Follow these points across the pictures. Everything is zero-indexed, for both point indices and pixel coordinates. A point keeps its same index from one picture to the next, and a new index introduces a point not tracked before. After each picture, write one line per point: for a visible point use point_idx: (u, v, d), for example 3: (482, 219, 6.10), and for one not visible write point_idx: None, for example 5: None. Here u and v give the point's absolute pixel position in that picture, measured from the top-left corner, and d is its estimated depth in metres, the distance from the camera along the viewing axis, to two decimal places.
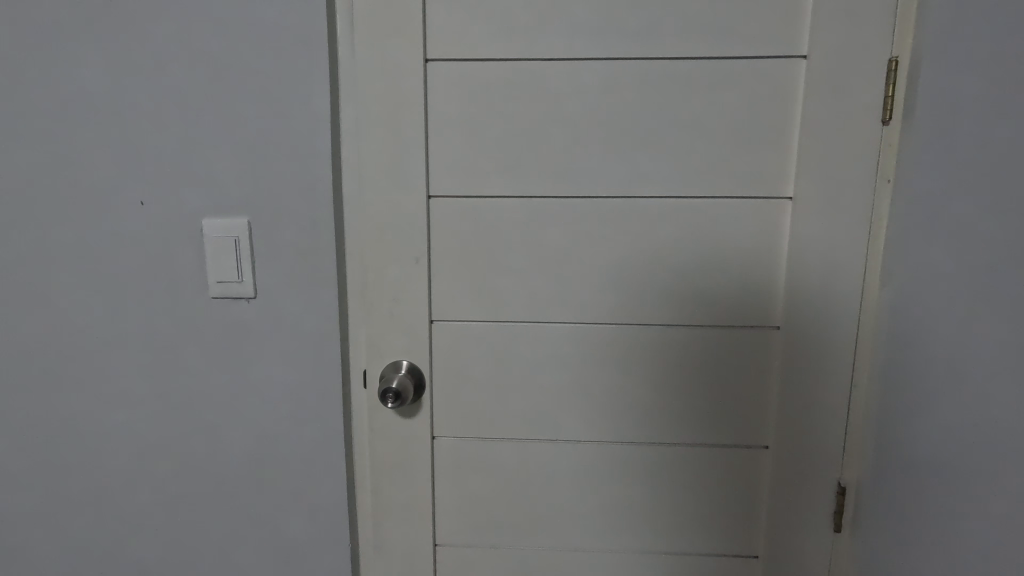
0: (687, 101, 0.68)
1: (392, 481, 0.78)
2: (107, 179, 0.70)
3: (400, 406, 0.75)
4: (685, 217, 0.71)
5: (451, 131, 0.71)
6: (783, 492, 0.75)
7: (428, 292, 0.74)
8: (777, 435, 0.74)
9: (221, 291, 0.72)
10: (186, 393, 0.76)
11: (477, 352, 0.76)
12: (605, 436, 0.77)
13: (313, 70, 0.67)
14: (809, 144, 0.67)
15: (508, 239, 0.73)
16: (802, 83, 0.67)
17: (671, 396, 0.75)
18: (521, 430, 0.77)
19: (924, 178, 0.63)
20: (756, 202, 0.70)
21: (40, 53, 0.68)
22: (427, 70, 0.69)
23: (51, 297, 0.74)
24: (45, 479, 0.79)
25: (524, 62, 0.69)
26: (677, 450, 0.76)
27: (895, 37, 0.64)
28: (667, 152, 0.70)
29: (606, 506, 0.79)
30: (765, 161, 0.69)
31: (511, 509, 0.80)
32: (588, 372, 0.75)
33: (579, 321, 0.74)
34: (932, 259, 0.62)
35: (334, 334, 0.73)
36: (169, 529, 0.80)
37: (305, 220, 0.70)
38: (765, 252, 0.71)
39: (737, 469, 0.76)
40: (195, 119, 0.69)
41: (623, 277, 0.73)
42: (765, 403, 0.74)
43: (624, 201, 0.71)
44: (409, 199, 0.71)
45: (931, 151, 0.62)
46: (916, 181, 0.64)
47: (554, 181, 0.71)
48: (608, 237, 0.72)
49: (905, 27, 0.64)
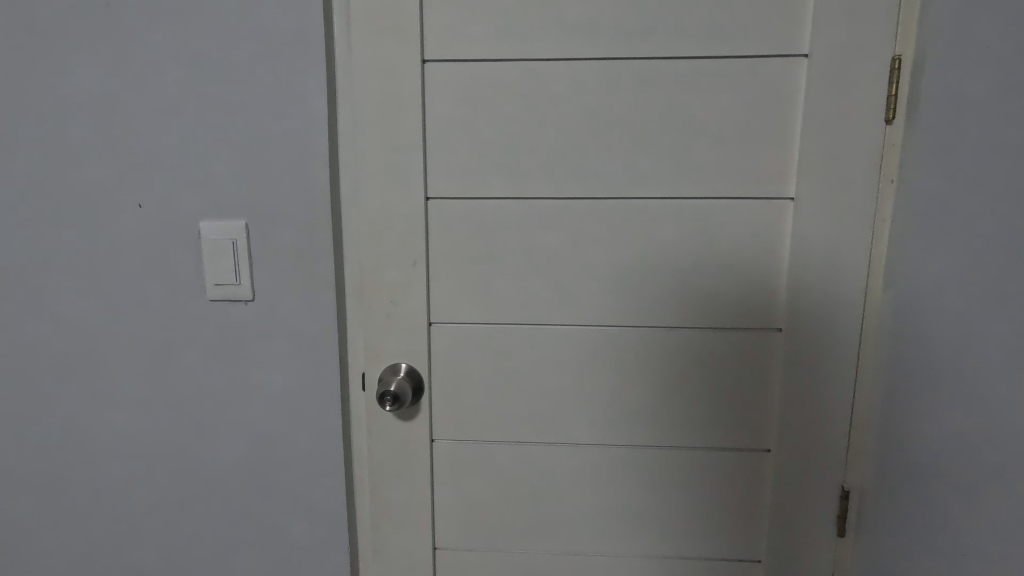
0: (686, 101, 0.68)
1: (390, 485, 0.78)
2: (104, 183, 0.70)
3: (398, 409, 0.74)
4: (685, 219, 0.70)
5: (449, 132, 0.70)
6: (785, 497, 0.74)
7: (426, 294, 0.73)
8: (778, 438, 0.73)
9: (218, 294, 0.72)
10: (184, 396, 0.75)
11: (475, 354, 0.75)
12: (605, 439, 0.76)
13: (310, 72, 0.67)
14: (810, 145, 0.67)
15: (506, 241, 0.72)
16: (803, 83, 0.66)
17: (672, 399, 0.75)
18: (520, 433, 0.77)
19: (927, 178, 0.62)
20: (756, 203, 0.69)
21: (37, 55, 0.68)
22: (423, 71, 0.69)
23: (49, 300, 0.74)
24: (44, 482, 0.79)
25: (521, 62, 0.68)
26: (678, 453, 0.76)
27: (897, 35, 0.63)
28: (667, 153, 0.69)
29: (607, 509, 0.78)
30: (765, 162, 0.68)
31: (511, 512, 0.79)
32: (587, 375, 0.75)
33: (579, 323, 0.74)
34: (935, 260, 0.61)
35: (332, 336, 0.73)
36: (168, 532, 0.80)
37: (302, 222, 0.70)
38: (766, 254, 0.70)
39: (738, 473, 0.75)
40: (191, 121, 0.69)
41: (622, 279, 0.72)
42: (767, 406, 0.74)
43: (624, 202, 0.70)
44: (406, 201, 0.71)
45: (934, 150, 0.61)
46: (919, 182, 0.63)
47: (553, 182, 0.71)
48: (607, 238, 0.71)
49: (908, 26, 0.63)
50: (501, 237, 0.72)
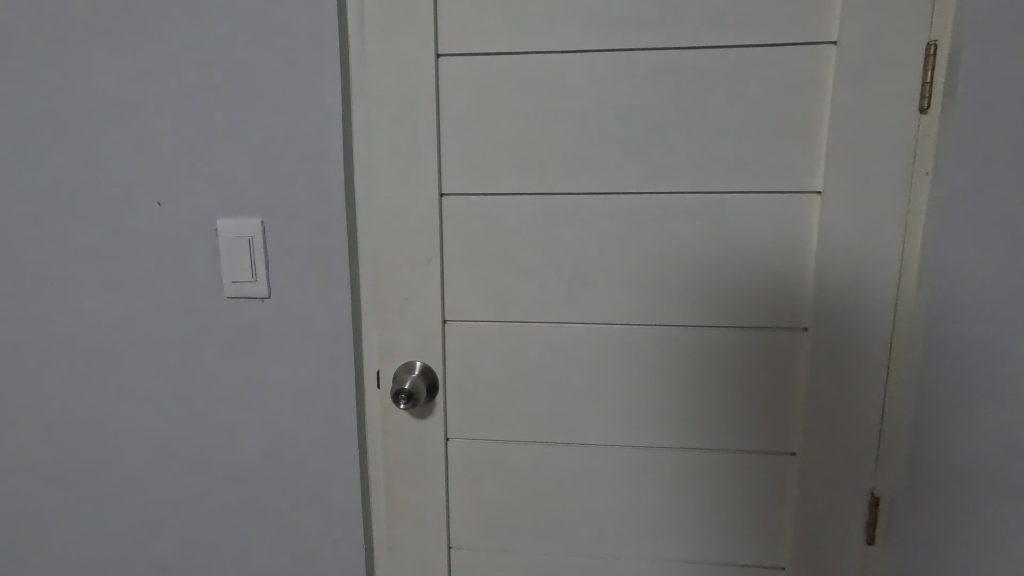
0: (707, 92, 0.66)
1: (406, 483, 0.78)
2: (125, 181, 0.71)
3: (413, 407, 0.74)
4: (706, 215, 0.68)
5: (464, 127, 0.69)
6: (817, 503, 0.71)
7: (441, 292, 0.73)
8: (804, 441, 0.71)
9: (235, 291, 0.72)
10: (202, 392, 0.76)
11: (489, 353, 0.74)
12: (623, 440, 0.74)
13: (323, 68, 0.67)
14: (841, 136, 0.64)
15: (523, 238, 0.71)
16: (832, 73, 0.63)
17: (692, 400, 0.72)
18: (536, 433, 0.76)
19: (965, 170, 0.59)
20: (781, 197, 0.67)
21: (59, 57, 0.69)
22: (437, 66, 0.68)
23: (73, 298, 0.75)
24: (69, 475, 0.81)
25: (537, 56, 0.67)
26: (698, 456, 0.74)
27: (933, 20, 0.60)
28: (687, 146, 0.67)
29: (625, 512, 0.76)
30: (792, 155, 0.66)
31: (526, 513, 0.78)
32: (604, 375, 0.73)
33: (595, 322, 0.72)
34: (972, 255, 0.58)
35: (346, 334, 0.73)
36: (187, 526, 0.81)
37: (316, 220, 0.70)
38: (791, 250, 0.67)
39: (765, 478, 0.73)
40: (209, 120, 0.69)
41: (641, 276, 0.70)
42: (792, 408, 0.71)
43: (640, 198, 0.69)
44: (422, 197, 0.70)
45: (972, 140, 0.58)
46: (957, 174, 0.60)
47: (570, 178, 0.69)
48: (626, 235, 0.70)
49: (945, 10, 0.60)
50: (518, 233, 0.71)
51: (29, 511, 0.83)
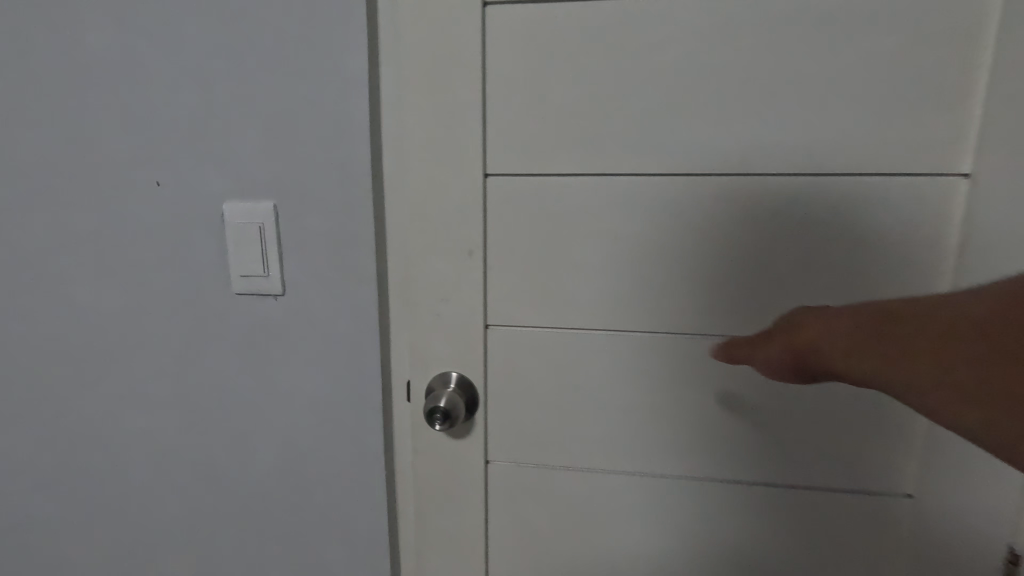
0: (824, 47, 0.52)
1: (438, 508, 0.68)
2: (120, 157, 0.62)
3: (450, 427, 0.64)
4: (817, 201, 0.55)
5: (514, 93, 0.57)
6: (951, 555, 0.58)
7: (483, 291, 0.61)
8: (925, 482, 0.58)
9: (245, 287, 0.62)
10: (210, 399, 0.67)
11: (539, 363, 0.63)
12: (696, 471, 0.63)
13: (346, 21, 0.55)
14: (996, 104, 0.50)
15: (585, 228, 0.59)
16: (993, 21, 0.49)
17: (785, 427, 0.60)
18: (592, 458, 0.64)
19: None
20: (915, 181, 0.53)
21: (44, 10, 0.60)
22: (484, 17, 0.56)
23: (66, 290, 0.67)
24: (68, 482, 0.73)
25: (607, 3, 0.54)
26: (789, 493, 0.61)
27: None
28: (794, 117, 0.53)
29: (695, 553, 0.65)
30: (932, 127, 0.52)
31: (577, 548, 0.67)
32: (677, 393, 0.61)
33: (669, 331, 0.60)
34: None
35: (372, 339, 0.63)
36: (196, 544, 0.73)
37: (337, 204, 0.59)
38: (924, 248, 0.54)
39: (877, 521, 0.60)
40: (214, 84, 0.59)
41: (729, 276, 0.58)
42: (911, 441, 0.58)
43: (732, 181, 0.56)
44: (462, 178, 0.59)
45: None
46: None
47: (643, 156, 0.56)
48: (713, 226, 0.57)
49: None
50: (578, 222, 0.59)
51: (28, 519, 0.76)
